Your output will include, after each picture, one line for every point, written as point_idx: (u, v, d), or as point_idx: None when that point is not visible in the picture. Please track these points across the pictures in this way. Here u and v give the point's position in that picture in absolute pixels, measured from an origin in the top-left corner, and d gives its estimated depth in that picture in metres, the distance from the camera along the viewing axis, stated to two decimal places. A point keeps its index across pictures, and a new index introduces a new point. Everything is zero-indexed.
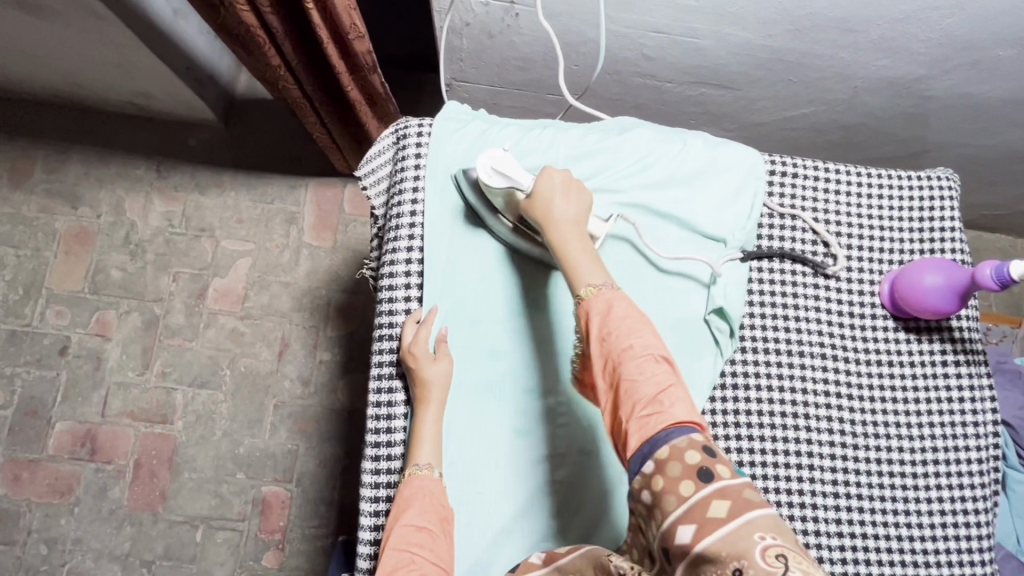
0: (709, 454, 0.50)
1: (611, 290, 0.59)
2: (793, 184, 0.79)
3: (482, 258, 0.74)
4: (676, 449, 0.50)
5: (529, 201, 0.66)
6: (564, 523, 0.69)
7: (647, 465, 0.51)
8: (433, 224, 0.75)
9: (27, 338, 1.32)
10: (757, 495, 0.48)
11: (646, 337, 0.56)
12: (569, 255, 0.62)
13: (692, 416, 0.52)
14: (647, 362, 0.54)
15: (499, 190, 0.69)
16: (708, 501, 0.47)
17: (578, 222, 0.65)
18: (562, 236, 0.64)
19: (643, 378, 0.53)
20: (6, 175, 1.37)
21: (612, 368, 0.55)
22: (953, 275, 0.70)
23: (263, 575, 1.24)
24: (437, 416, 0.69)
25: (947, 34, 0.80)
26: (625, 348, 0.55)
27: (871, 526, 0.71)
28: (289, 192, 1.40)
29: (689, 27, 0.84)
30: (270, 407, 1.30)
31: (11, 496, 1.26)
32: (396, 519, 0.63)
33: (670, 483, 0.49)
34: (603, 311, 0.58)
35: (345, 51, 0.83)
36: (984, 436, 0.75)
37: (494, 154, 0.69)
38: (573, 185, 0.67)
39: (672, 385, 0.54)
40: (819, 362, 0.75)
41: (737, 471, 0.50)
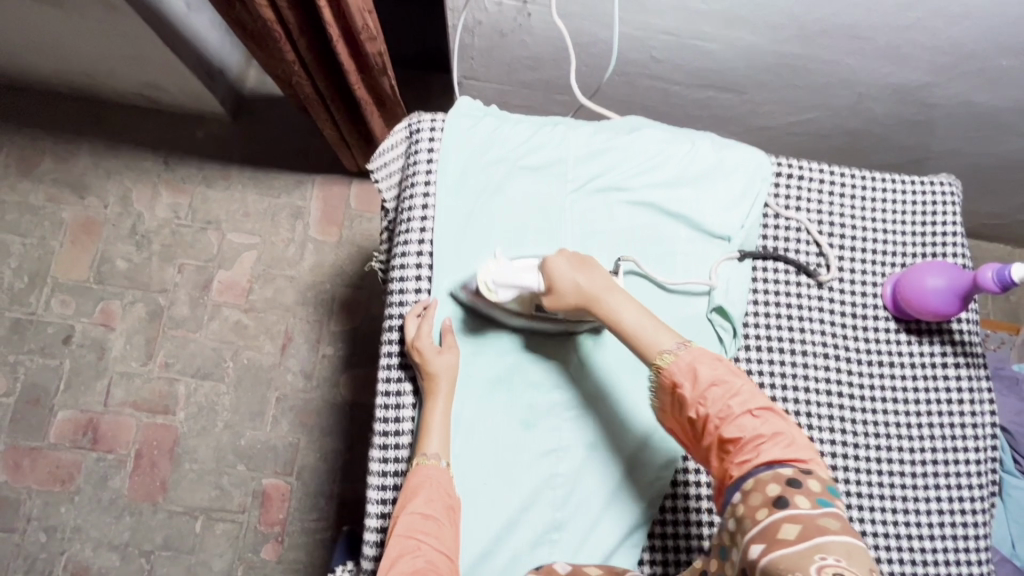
0: (791, 486, 0.54)
1: (687, 353, 0.62)
2: (799, 185, 0.80)
3: (505, 358, 0.74)
4: (760, 481, 0.55)
5: (557, 297, 0.68)
6: (567, 515, 0.70)
7: (735, 495, 0.56)
8: (443, 220, 0.75)
9: (32, 327, 1.32)
10: (834, 523, 0.51)
11: (744, 394, 0.60)
12: (633, 328, 0.66)
13: (790, 459, 0.56)
14: (747, 417, 0.59)
15: (510, 300, 0.70)
16: (779, 523, 0.51)
17: (612, 288, 0.68)
18: (612, 309, 0.67)
19: (745, 434, 0.58)
20: (14, 163, 1.38)
21: (714, 426, 0.59)
22: (955, 278, 0.71)
23: (262, 567, 1.24)
24: (445, 408, 0.69)
25: (951, 42, 0.82)
26: (725, 409, 0.59)
27: (870, 525, 0.72)
28: (296, 187, 1.40)
29: (697, 30, 0.85)
30: (273, 400, 1.31)
31: (11, 484, 1.26)
32: (402, 506, 0.64)
33: (748, 509, 0.54)
34: (692, 378, 0.61)
35: (357, 51, 0.84)
36: (982, 438, 0.76)
37: (490, 267, 0.69)
38: (578, 256, 0.69)
39: (774, 434, 0.57)
40: (822, 362, 0.76)
41: (821, 500, 0.53)
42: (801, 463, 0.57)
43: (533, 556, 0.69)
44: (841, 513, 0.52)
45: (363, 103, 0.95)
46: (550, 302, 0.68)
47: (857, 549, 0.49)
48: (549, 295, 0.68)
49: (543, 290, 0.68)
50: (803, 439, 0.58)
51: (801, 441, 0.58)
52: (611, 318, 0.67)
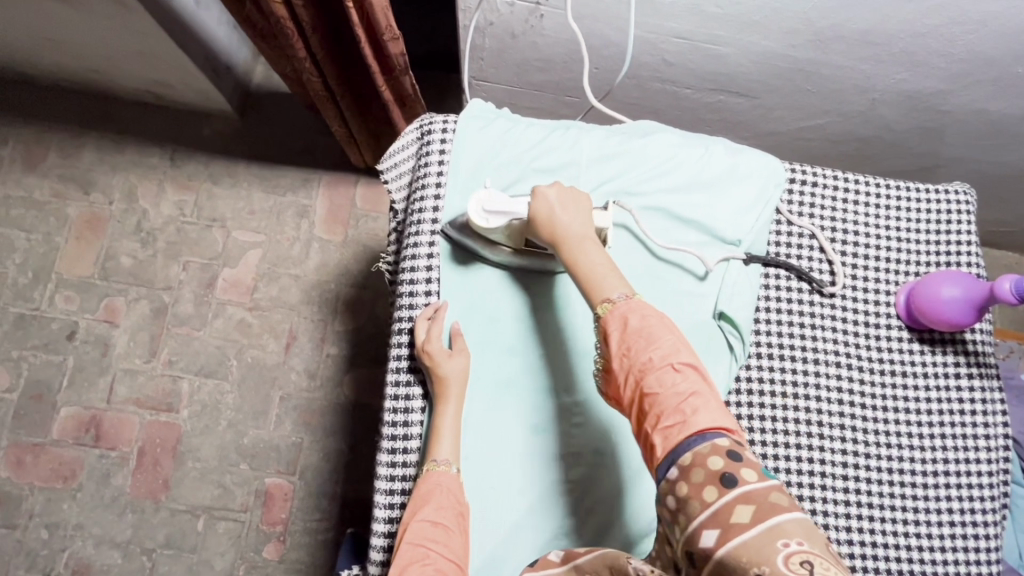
0: (732, 460, 0.52)
1: (626, 302, 0.62)
2: (812, 193, 0.79)
3: (488, 286, 0.74)
4: (698, 455, 0.53)
5: (534, 225, 0.68)
6: (576, 524, 0.70)
7: (670, 471, 0.53)
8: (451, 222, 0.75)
9: (36, 322, 1.32)
10: (785, 499, 0.49)
11: (665, 346, 0.58)
12: (582, 271, 0.65)
13: (717, 424, 0.55)
14: (668, 371, 0.57)
15: (498, 229, 0.71)
16: (732, 506, 0.49)
17: (583, 229, 0.67)
18: (573, 249, 0.66)
19: (665, 390, 0.56)
20: (20, 158, 1.38)
21: (635, 380, 0.58)
22: (972, 289, 0.70)
23: (263, 567, 1.24)
24: (455, 414, 0.69)
25: (968, 49, 0.81)
26: (647, 361, 0.58)
27: (881, 535, 0.72)
28: (301, 185, 1.40)
29: (711, 33, 0.85)
30: (276, 399, 1.30)
31: (13, 480, 1.25)
32: (412, 515, 0.63)
33: (693, 488, 0.51)
34: (623, 327, 0.60)
35: (380, 52, 0.84)
36: (994, 449, 0.76)
37: (480, 196, 0.70)
38: (570, 194, 0.69)
39: (693, 392, 0.56)
40: (833, 370, 0.75)
41: (766, 474, 0.51)
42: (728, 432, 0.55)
43: None
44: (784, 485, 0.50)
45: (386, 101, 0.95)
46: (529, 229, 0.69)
47: (807, 523, 0.47)
48: (528, 223, 0.69)
49: (524, 219, 0.69)
50: (721, 404, 0.57)
51: (722, 405, 0.56)
52: (565, 257, 0.66)
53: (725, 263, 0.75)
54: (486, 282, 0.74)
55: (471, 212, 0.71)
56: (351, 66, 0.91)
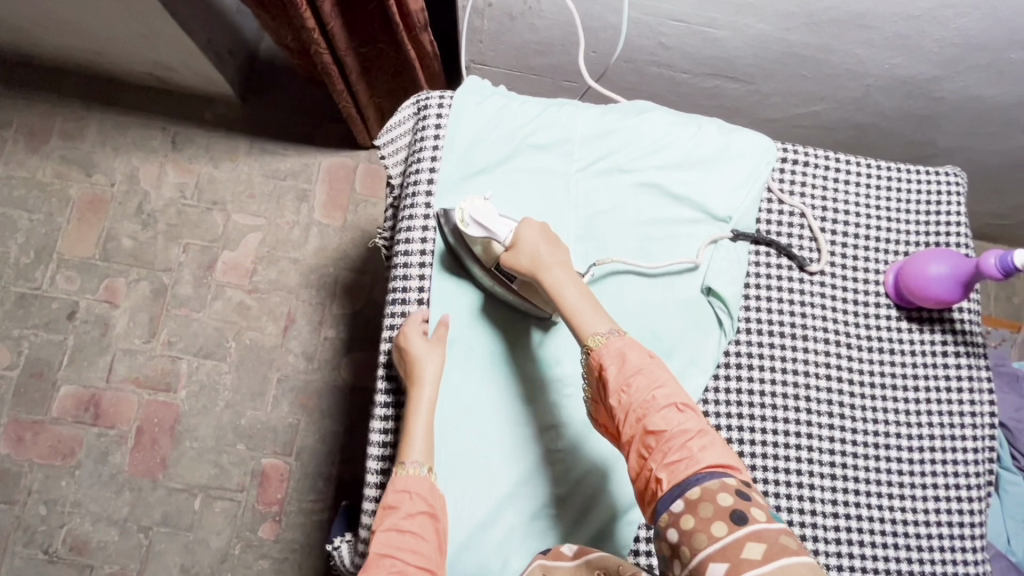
0: (742, 498, 0.54)
1: (619, 338, 0.63)
2: (804, 171, 0.80)
3: (458, 305, 0.74)
4: (707, 490, 0.55)
5: (513, 254, 0.69)
6: (567, 491, 0.71)
7: (676, 503, 0.55)
8: (440, 227, 0.75)
9: (37, 302, 1.33)
10: (793, 541, 0.51)
11: (668, 387, 0.61)
12: (570, 306, 0.66)
13: (723, 462, 0.57)
14: (672, 410, 0.59)
15: (477, 239, 0.71)
16: (742, 543, 0.51)
17: (564, 267, 0.67)
18: (557, 285, 0.66)
19: (671, 428, 0.58)
20: (23, 139, 1.39)
21: (637, 418, 0.59)
22: (958, 264, 0.71)
23: (259, 546, 1.25)
24: (427, 412, 0.68)
25: (961, 34, 0.81)
26: (650, 400, 0.60)
27: (867, 510, 0.73)
28: (301, 170, 1.41)
29: (707, 16, 0.85)
30: (273, 381, 1.32)
31: (13, 457, 1.27)
32: (380, 521, 0.62)
33: (701, 523, 0.53)
34: (620, 362, 0.62)
35: (401, 9, 0.89)
36: (981, 427, 0.76)
37: (474, 201, 0.71)
38: (552, 233, 0.71)
39: (699, 431, 0.58)
40: (822, 346, 0.76)
41: (773, 516, 0.53)
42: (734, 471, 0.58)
43: (529, 528, 0.70)
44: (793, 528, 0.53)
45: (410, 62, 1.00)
46: (506, 257, 0.69)
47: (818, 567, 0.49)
48: (510, 251, 0.69)
49: (505, 244, 0.70)
50: (726, 444, 0.59)
51: (726, 445, 0.59)
52: (549, 288, 0.66)
53: (712, 245, 0.76)
54: (468, 282, 0.75)
55: (458, 209, 0.71)
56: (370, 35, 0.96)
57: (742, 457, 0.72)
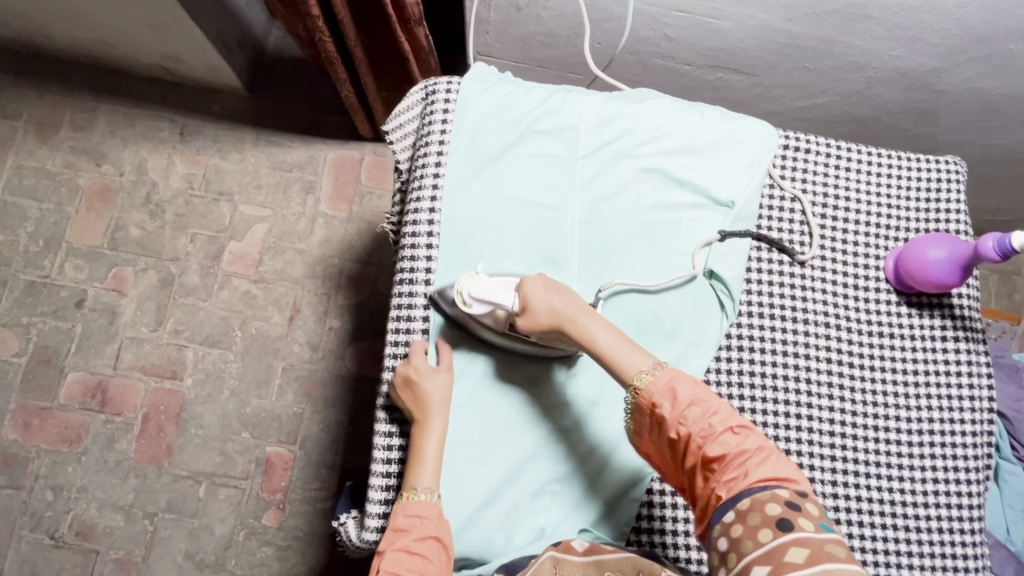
0: (792, 509, 0.55)
1: (664, 373, 0.64)
2: (805, 157, 0.81)
3: (468, 368, 0.74)
4: (757, 501, 0.56)
5: (530, 318, 0.68)
6: (571, 469, 0.72)
7: (728, 515, 0.57)
8: (436, 306, 0.75)
9: (45, 289, 1.34)
10: (841, 550, 0.52)
11: (722, 412, 0.61)
12: (606, 350, 0.66)
13: (778, 475, 0.58)
14: (728, 434, 0.60)
15: (483, 314, 0.70)
16: (786, 547, 0.52)
17: (586, 311, 0.68)
18: (586, 332, 0.67)
19: (729, 451, 0.59)
20: (34, 129, 1.41)
21: (696, 446, 0.60)
22: (956, 249, 0.72)
23: (262, 533, 1.26)
24: (437, 441, 0.69)
25: (960, 25, 0.82)
26: (707, 428, 0.60)
27: (866, 491, 0.74)
28: (308, 162, 1.42)
29: (710, 7, 0.86)
30: (278, 369, 1.33)
31: (20, 442, 1.28)
32: (391, 540, 0.64)
33: (749, 530, 0.54)
34: (671, 398, 0.62)
35: (397, 5, 0.91)
36: (979, 411, 0.77)
37: (470, 282, 0.70)
38: (555, 282, 0.70)
39: (756, 449, 0.59)
40: (823, 330, 0.77)
41: (822, 525, 0.54)
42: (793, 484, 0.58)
43: (533, 506, 0.71)
44: (842, 537, 0.54)
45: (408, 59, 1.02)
46: (523, 322, 0.68)
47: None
48: (523, 314, 0.68)
49: (516, 310, 0.68)
50: (784, 459, 0.60)
51: (785, 460, 0.60)
52: (580, 339, 0.67)
53: (705, 248, 0.77)
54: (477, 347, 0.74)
55: (454, 290, 0.71)
56: (374, 27, 0.98)
57: None
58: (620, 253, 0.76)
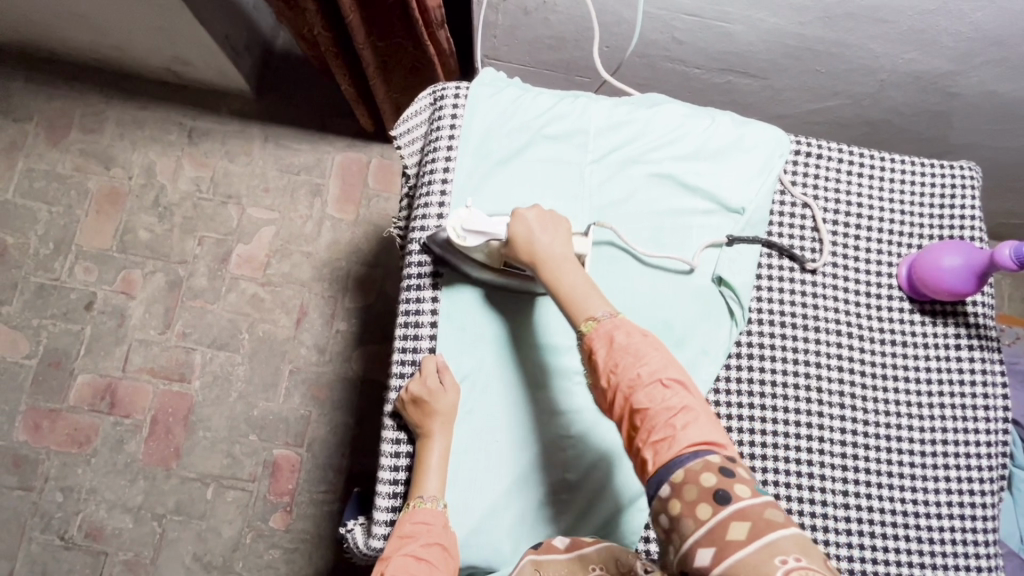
0: (725, 476, 0.53)
1: (610, 320, 0.62)
2: (817, 163, 0.80)
3: (476, 372, 0.73)
4: (691, 473, 0.54)
5: (512, 247, 0.68)
6: (578, 478, 0.72)
7: (663, 488, 0.55)
8: (429, 250, 0.75)
9: (56, 292, 1.35)
10: (779, 514, 0.51)
11: (653, 362, 0.59)
12: (568, 291, 0.65)
13: (709, 439, 0.56)
14: (657, 387, 0.58)
15: (477, 248, 0.71)
16: (728, 523, 0.51)
17: (562, 251, 0.67)
18: (554, 270, 0.66)
19: (655, 406, 0.58)
20: (44, 132, 1.42)
21: (623, 397, 0.59)
22: (972, 257, 0.71)
23: (270, 536, 1.26)
24: (442, 455, 0.70)
25: (976, 28, 0.81)
26: (635, 378, 0.59)
27: (878, 501, 0.73)
28: (315, 165, 1.43)
29: (722, 10, 0.85)
30: (286, 372, 1.33)
31: (30, 444, 1.29)
32: (396, 548, 0.64)
33: (686, 506, 0.53)
34: (608, 344, 0.61)
35: (421, 7, 0.92)
36: (994, 421, 0.76)
37: (461, 214, 0.71)
38: (548, 216, 0.69)
39: (684, 407, 0.58)
40: (834, 337, 0.76)
41: (757, 490, 0.53)
42: (723, 448, 0.57)
43: (540, 516, 0.71)
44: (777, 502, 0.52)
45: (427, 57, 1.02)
46: (507, 253, 0.69)
47: (806, 540, 0.48)
48: (507, 246, 0.69)
49: (504, 241, 0.69)
50: (712, 418, 0.59)
51: (713, 420, 0.58)
52: (546, 276, 0.66)
53: (714, 249, 0.76)
54: (485, 349, 0.74)
55: (452, 226, 0.71)
56: (387, 33, 0.98)
57: (753, 447, 0.72)
58: (629, 259, 0.75)
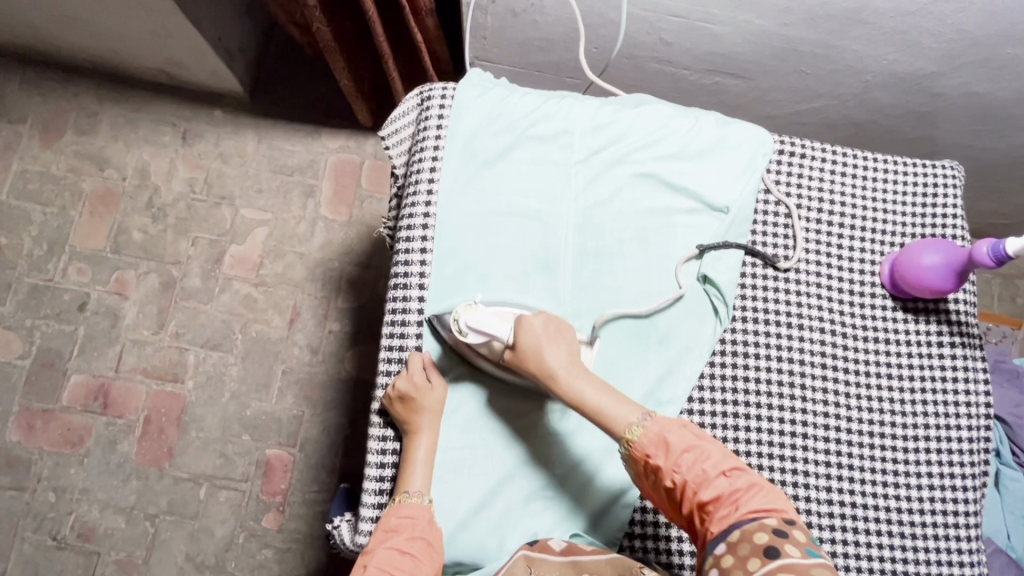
0: (779, 536, 0.56)
1: (652, 424, 0.64)
2: (800, 162, 0.81)
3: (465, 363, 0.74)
4: (746, 532, 0.57)
5: (519, 359, 0.68)
6: (564, 472, 0.72)
7: (719, 547, 0.57)
8: (431, 328, 0.74)
9: (49, 292, 1.36)
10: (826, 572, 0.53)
11: (712, 454, 0.62)
12: (596, 401, 0.66)
13: (766, 506, 0.59)
14: (721, 478, 0.61)
15: (480, 344, 0.71)
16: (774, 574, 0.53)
17: (572, 366, 0.68)
18: (573, 386, 0.67)
19: (720, 492, 0.60)
20: (38, 134, 1.42)
21: (691, 493, 0.61)
22: (951, 254, 0.72)
23: (263, 536, 1.26)
24: (428, 451, 0.70)
25: (957, 28, 0.82)
26: (700, 474, 0.61)
27: (860, 497, 0.73)
28: (308, 166, 1.43)
29: (706, 11, 0.86)
30: (279, 372, 1.33)
31: (23, 444, 1.29)
32: (381, 540, 0.64)
33: (738, 561, 0.55)
34: (664, 447, 0.63)
35: None
36: (977, 417, 0.77)
37: (465, 310, 0.71)
38: (553, 324, 0.70)
39: (746, 487, 0.60)
40: (817, 336, 0.77)
41: (809, 551, 0.55)
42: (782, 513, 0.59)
43: (525, 511, 0.71)
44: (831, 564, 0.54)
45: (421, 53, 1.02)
46: (513, 362, 0.69)
47: None
48: (513, 351, 0.69)
49: (509, 348, 0.69)
50: (772, 489, 0.61)
51: (773, 491, 0.61)
52: (566, 389, 0.67)
53: (698, 252, 0.76)
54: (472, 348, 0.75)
55: (453, 319, 0.71)
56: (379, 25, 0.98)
57: (737, 443, 0.73)
58: (614, 259, 0.76)
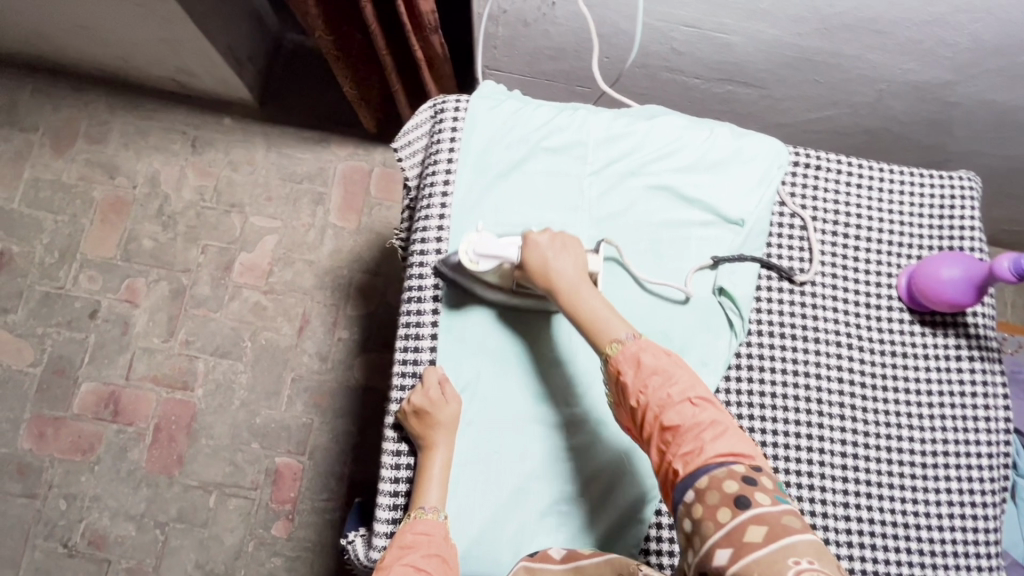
0: (747, 483, 0.55)
1: (635, 342, 0.64)
2: (815, 174, 0.81)
3: (479, 373, 0.74)
4: (714, 478, 0.56)
5: (525, 270, 0.70)
6: (579, 488, 0.72)
7: (687, 495, 0.57)
8: (442, 277, 0.76)
9: (61, 300, 1.36)
10: (796, 521, 0.52)
11: (682, 382, 0.62)
12: (591, 313, 0.67)
13: (733, 450, 0.58)
14: (686, 406, 0.61)
15: (489, 271, 0.72)
16: (745, 526, 0.52)
17: (579, 274, 0.69)
18: (571, 296, 0.68)
19: (685, 422, 0.60)
20: (50, 142, 1.43)
21: (653, 416, 0.61)
22: (971, 269, 0.71)
23: (272, 544, 1.26)
24: (443, 466, 0.70)
25: (974, 38, 0.81)
26: (665, 398, 0.61)
27: (878, 512, 0.73)
28: (317, 173, 1.43)
29: (720, 22, 0.86)
30: (288, 380, 1.34)
31: (34, 452, 1.30)
32: (397, 557, 0.63)
33: (708, 510, 0.55)
34: (636, 366, 0.63)
35: (413, 11, 0.90)
36: (996, 432, 0.76)
37: (472, 239, 0.71)
38: (560, 239, 0.71)
39: (711, 423, 0.60)
40: (834, 348, 0.76)
41: (777, 497, 0.55)
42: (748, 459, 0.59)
43: (540, 526, 0.71)
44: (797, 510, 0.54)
45: (421, 69, 1.02)
46: (520, 275, 0.71)
47: (821, 546, 0.50)
48: (520, 269, 0.70)
49: (516, 264, 0.70)
50: (739, 432, 0.60)
51: (739, 434, 0.60)
52: (564, 299, 0.68)
53: (714, 264, 0.76)
54: (484, 327, 0.75)
55: (462, 249, 0.71)
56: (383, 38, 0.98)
57: None
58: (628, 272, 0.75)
